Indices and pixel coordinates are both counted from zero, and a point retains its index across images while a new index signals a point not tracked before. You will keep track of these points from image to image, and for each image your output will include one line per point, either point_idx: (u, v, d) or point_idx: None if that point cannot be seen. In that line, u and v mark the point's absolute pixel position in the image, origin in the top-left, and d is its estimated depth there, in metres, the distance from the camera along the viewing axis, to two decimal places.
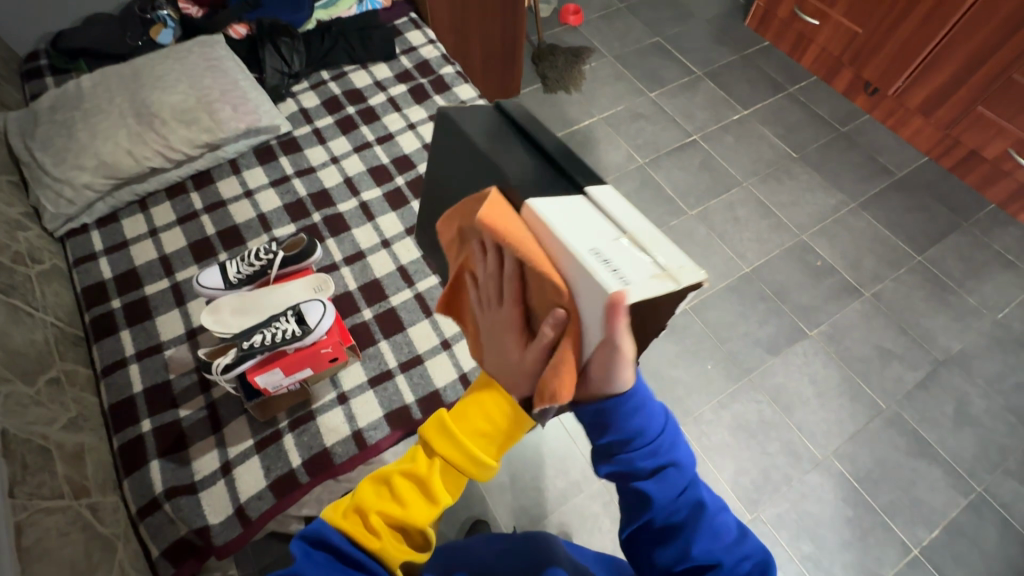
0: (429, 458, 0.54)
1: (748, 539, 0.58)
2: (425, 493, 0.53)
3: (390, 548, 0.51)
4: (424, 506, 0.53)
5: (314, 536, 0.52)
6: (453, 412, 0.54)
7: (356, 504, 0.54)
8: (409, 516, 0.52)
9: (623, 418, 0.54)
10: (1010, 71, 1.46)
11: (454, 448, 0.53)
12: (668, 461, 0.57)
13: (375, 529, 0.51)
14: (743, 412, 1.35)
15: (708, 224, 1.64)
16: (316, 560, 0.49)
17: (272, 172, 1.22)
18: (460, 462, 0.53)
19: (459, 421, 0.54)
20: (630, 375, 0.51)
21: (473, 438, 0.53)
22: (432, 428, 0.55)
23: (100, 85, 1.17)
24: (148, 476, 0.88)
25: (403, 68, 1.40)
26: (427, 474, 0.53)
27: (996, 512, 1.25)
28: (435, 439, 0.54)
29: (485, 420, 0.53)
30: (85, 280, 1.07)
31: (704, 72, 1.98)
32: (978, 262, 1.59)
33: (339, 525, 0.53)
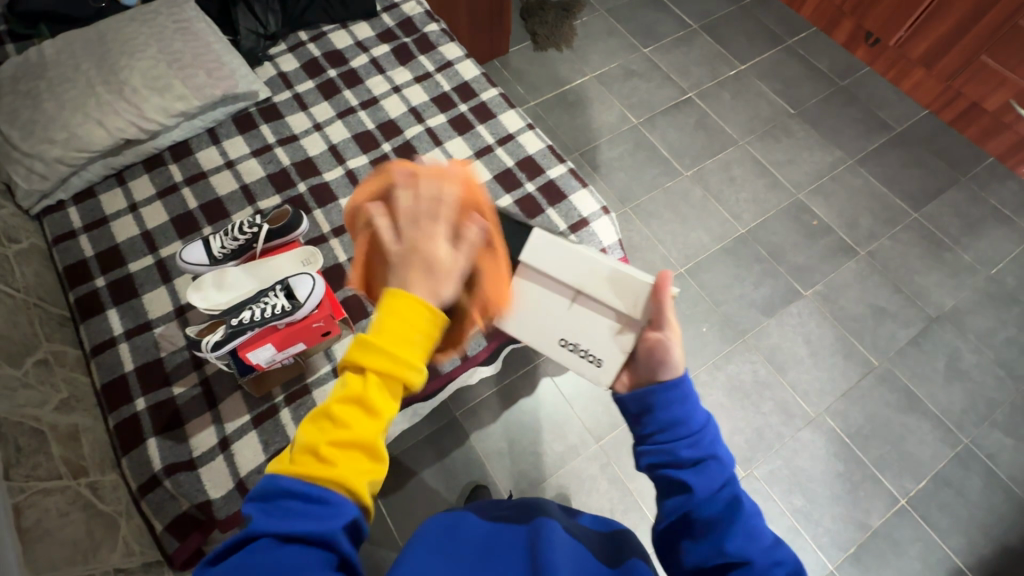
0: (361, 374, 0.51)
1: (785, 551, 0.56)
2: (366, 409, 0.50)
3: (350, 475, 0.48)
4: (372, 419, 0.50)
5: (262, 493, 0.48)
6: (375, 328, 0.51)
7: (300, 449, 0.50)
8: (357, 434, 0.49)
9: (667, 403, 0.61)
10: (1014, 19, 1.41)
11: (384, 357, 0.50)
12: (707, 454, 0.59)
13: (331, 460, 0.48)
14: (737, 373, 1.36)
15: (704, 185, 1.61)
16: (275, 513, 0.47)
17: (253, 141, 1.18)
18: (393, 368, 0.50)
19: (383, 334, 0.50)
20: (678, 361, 0.64)
21: (400, 345, 0.50)
22: (357, 349, 0.51)
23: (63, 51, 1.11)
24: (146, 454, 0.88)
25: (385, 26, 1.33)
26: (364, 391, 0.50)
27: (982, 463, 1.28)
28: (360, 357, 0.50)
29: (410, 324, 0.50)
30: (66, 259, 1.04)
31: (700, 25, 1.90)
32: (975, 218, 1.58)
33: (289, 473, 0.48)
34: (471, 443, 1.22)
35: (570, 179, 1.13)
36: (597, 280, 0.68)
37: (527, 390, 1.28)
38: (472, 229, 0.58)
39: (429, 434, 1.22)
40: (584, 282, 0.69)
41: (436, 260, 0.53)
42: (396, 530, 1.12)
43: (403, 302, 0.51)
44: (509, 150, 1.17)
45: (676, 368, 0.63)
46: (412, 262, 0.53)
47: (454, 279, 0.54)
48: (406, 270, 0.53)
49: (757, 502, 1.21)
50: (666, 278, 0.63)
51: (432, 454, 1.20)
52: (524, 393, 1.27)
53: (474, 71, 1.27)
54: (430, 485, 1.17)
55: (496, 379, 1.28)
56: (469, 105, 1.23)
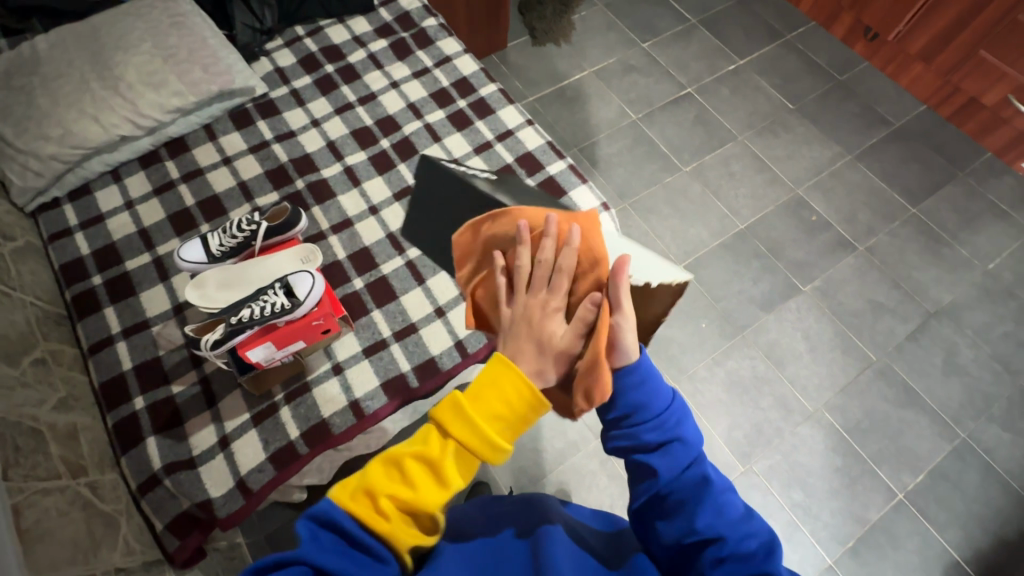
0: (443, 437, 0.49)
1: (755, 520, 0.56)
2: (436, 476, 0.49)
3: (399, 532, 0.48)
4: (437, 485, 0.48)
5: (315, 515, 0.47)
6: (471, 393, 0.50)
7: (360, 483, 0.49)
8: (420, 497, 0.48)
9: (627, 388, 0.58)
10: (1014, 13, 1.41)
11: (471, 431, 0.48)
12: (672, 436, 0.58)
13: (387, 513, 0.47)
14: (736, 369, 1.36)
15: (703, 180, 1.61)
16: (324, 544, 0.46)
17: (249, 137, 1.16)
18: (477, 447, 0.48)
19: (476, 401, 0.49)
20: (634, 344, 0.57)
21: (490, 420, 0.49)
22: (446, 408, 0.50)
23: (57, 46, 1.09)
24: (146, 453, 0.88)
25: (383, 21, 1.32)
26: (441, 458, 0.48)
27: (979, 457, 1.29)
28: (448, 419, 0.49)
29: (505, 401, 0.49)
30: (62, 257, 1.03)
31: (698, 20, 1.89)
32: (972, 213, 1.58)
33: (346, 507, 0.48)
34: None
35: (570, 176, 1.13)
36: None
37: None
38: (587, 307, 0.53)
39: None
40: None
41: (550, 344, 0.52)
42: None
43: (503, 375, 0.50)
44: (508, 146, 1.16)
45: (629, 353, 0.57)
46: (526, 333, 0.52)
47: (561, 361, 0.53)
48: (518, 339, 0.52)
49: (756, 497, 1.22)
50: (620, 262, 0.56)
51: None
52: None
53: (473, 67, 1.27)
54: None
55: None
56: (468, 101, 1.22)
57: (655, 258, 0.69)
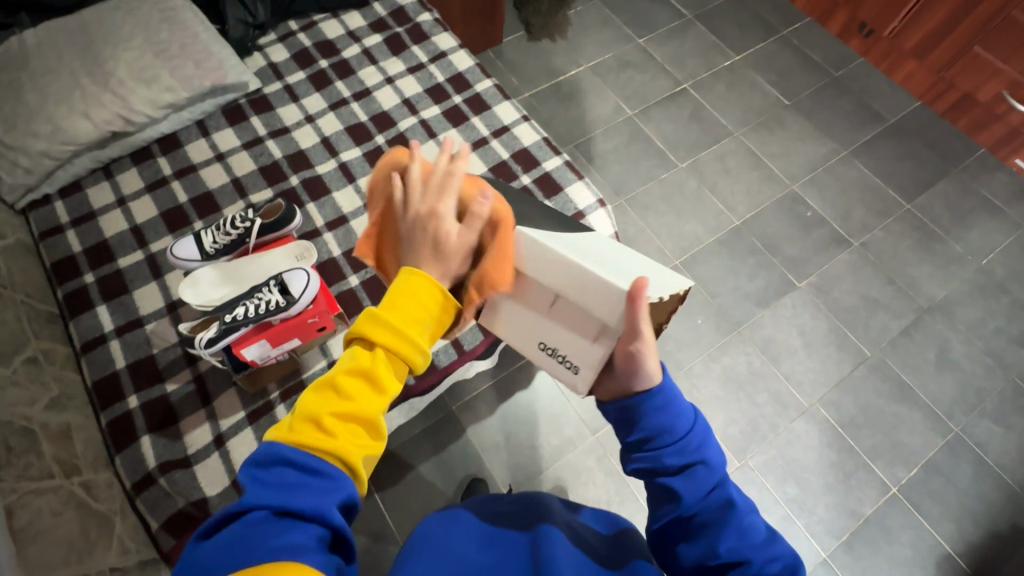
0: (369, 350, 0.51)
1: (779, 543, 0.57)
2: (371, 384, 0.51)
3: (348, 446, 0.49)
4: (374, 393, 0.51)
5: (261, 456, 0.49)
6: (386, 305, 0.52)
7: (299, 415, 0.51)
8: (360, 405, 0.50)
9: (651, 413, 0.58)
10: (1009, 10, 1.41)
11: (393, 335, 0.51)
12: (695, 459, 0.58)
13: (331, 429, 0.49)
14: (732, 364, 1.37)
15: (698, 176, 1.61)
16: (272, 482, 0.47)
17: (243, 133, 1.15)
18: (401, 348, 0.51)
19: (393, 310, 0.51)
20: (656, 367, 0.59)
21: (409, 323, 0.51)
22: (365, 322, 0.52)
23: (46, 41, 1.08)
24: (140, 452, 0.87)
25: (377, 16, 1.31)
26: (372, 366, 0.51)
27: (971, 451, 1.30)
28: (370, 332, 0.51)
29: (422, 306, 0.52)
30: (53, 255, 1.02)
31: (694, 15, 1.89)
32: (965, 209, 1.59)
33: (289, 439, 0.49)
34: (467, 436, 1.22)
35: (566, 172, 1.13)
36: (573, 287, 0.59)
37: (524, 383, 1.28)
38: (481, 204, 0.52)
39: (425, 428, 1.22)
40: (563, 287, 0.60)
41: (448, 245, 0.52)
42: (394, 524, 1.12)
43: (417, 283, 0.52)
44: (504, 142, 1.16)
45: (653, 377, 0.59)
46: (426, 237, 0.53)
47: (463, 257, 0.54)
48: (419, 248, 0.53)
49: (752, 492, 1.23)
50: (639, 286, 0.53)
51: (428, 448, 1.20)
52: (520, 385, 1.27)
53: (468, 62, 1.26)
54: (428, 479, 1.17)
55: (492, 373, 1.28)
56: (463, 97, 1.21)
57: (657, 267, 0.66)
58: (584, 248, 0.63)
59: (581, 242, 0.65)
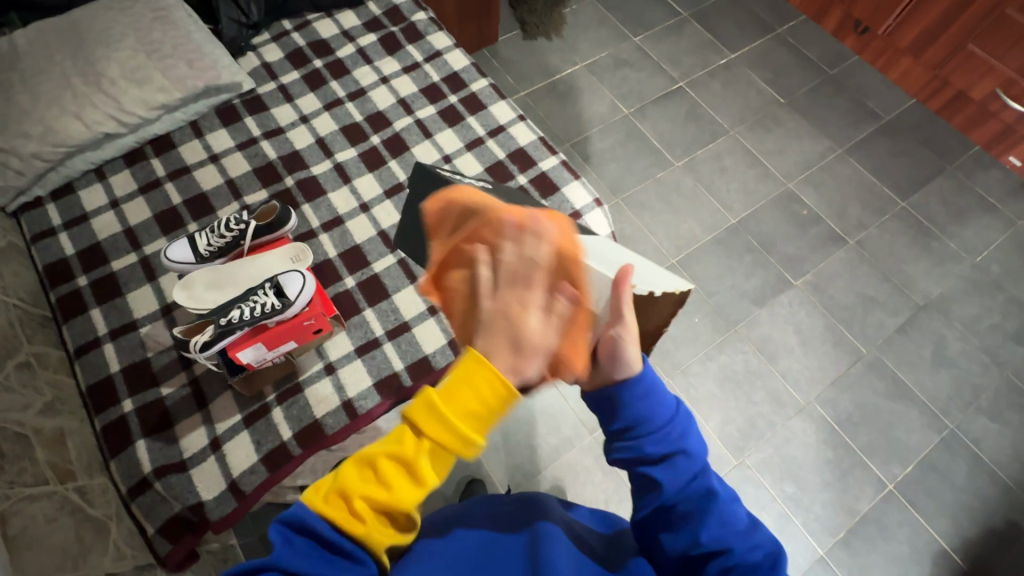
0: (417, 438, 0.46)
1: (762, 531, 0.56)
2: (412, 476, 0.47)
3: (375, 533, 0.47)
4: (412, 485, 0.46)
5: (288, 517, 0.47)
6: (444, 391, 0.45)
7: (334, 484, 0.48)
8: (396, 499, 0.46)
9: (631, 402, 0.59)
10: (1002, 7, 1.42)
11: (444, 431, 0.45)
12: (676, 449, 0.58)
13: (361, 515, 0.46)
14: (729, 363, 1.37)
15: (695, 175, 1.61)
16: (298, 548, 0.46)
17: (237, 134, 1.15)
18: (450, 447, 0.45)
19: (450, 403, 0.45)
20: (636, 356, 0.58)
21: (467, 420, 0.45)
22: (418, 407, 0.46)
23: (36, 41, 1.06)
24: (135, 457, 0.86)
25: (371, 15, 1.30)
26: (414, 460, 0.46)
27: (966, 448, 1.31)
28: (421, 421, 0.46)
29: (479, 400, 0.44)
30: (46, 257, 1.01)
31: (690, 14, 1.89)
32: (960, 206, 1.60)
33: (318, 509, 0.47)
34: None
35: (562, 171, 1.12)
36: None
37: None
38: (563, 301, 0.50)
39: None
40: None
41: (527, 335, 0.46)
42: None
43: (479, 373, 0.44)
44: (500, 141, 1.15)
45: (632, 366, 0.59)
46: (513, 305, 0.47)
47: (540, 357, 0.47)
48: (495, 332, 0.46)
49: (749, 491, 1.23)
50: (624, 273, 0.56)
51: None
52: None
53: (464, 61, 1.25)
54: None
55: None
56: (459, 96, 1.21)
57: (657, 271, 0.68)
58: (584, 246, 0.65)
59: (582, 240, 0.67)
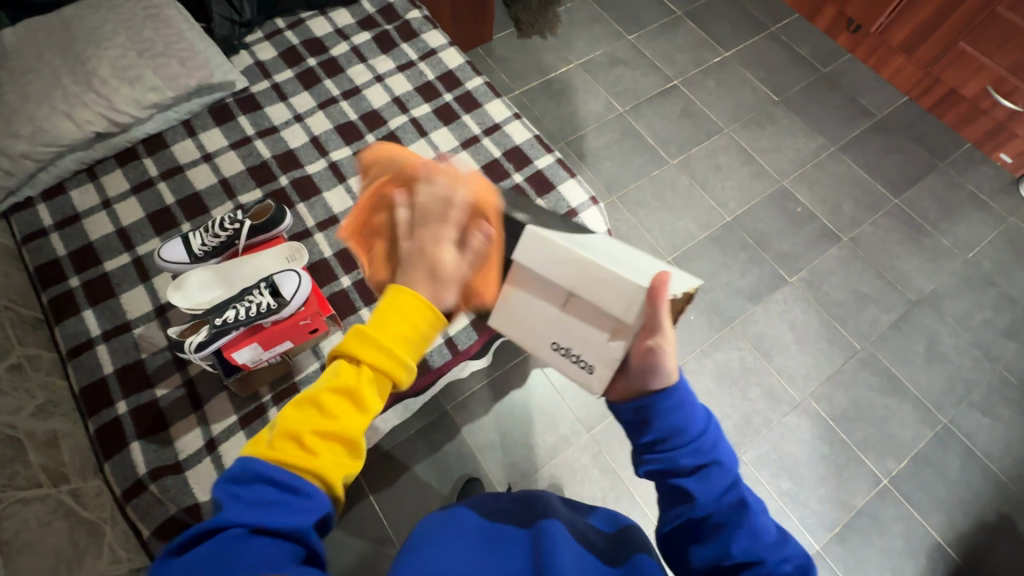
0: (355, 366, 0.54)
1: (790, 543, 0.57)
2: (355, 403, 0.53)
3: (329, 465, 0.50)
4: (356, 411, 0.53)
5: (235, 473, 0.48)
6: (374, 320, 0.54)
7: (278, 432, 0.51)
8: (342, 424, 0.51)
9: (666, 412, 0.59)
10: (992, 5, 1.42)
11: (380, 352, 0.53)
12: (708, 460, 0.58)
13: (313, 447, 0.50)
14: (725, 360, 1.37)
15: (690, 173, 1.62)
16: (248, 500, 0.47)
17: (230, 133, 1.14)
18: (386, 365, 0.53)
19: (382, 327, 0.54)
20: (672, 365, 0.59)
21: (398, 342, 0.54)
22: (352, 339, 0.54)
23: (25, 39, 1.05)
24: (129, 459, 0.85)
25: (365, 13, 1.30)
26: (356, 384, 0.52)
27: (960, 443, 1.32)
28: (357, 349, 0.54)
29: (410, 322, 0.54)
30: (37, 258, 1.00)
31: (684, 12, 1.89)
32: (952, 203, 1.61)
33: (268, 455, 0.49)
34: (463, 436, 1.22)
35: (558, 169, 1.12)
36: (584, 283, 0.58)
37: (518, 382, 1.27)
38: (480, 238, 0.61)
39: (420, 428, 1.21)
40: (574, 283, 0.58)
41: (442, 267, 0.57)
42: (390, 524, 1.11)
43: (405, 299, 0.54)
44: (496, 140, 1.15)
45: (669, 376, 0.59)
46: (444, 236, 0.59)
47: (454, 287, 0.58)
48: (414, 267, 0.58)
49: None
50: (661, 280, 0.55)
51: (423, 449, 1.19)
52: (515, 384, 1.27)
53: (458, 60, 1.25)
54: (424, 479, 1.16)
55: (487, 372, 1.27)
56: (454, 95, 1.20)
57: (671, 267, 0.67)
58: (596, 247, 0.63)
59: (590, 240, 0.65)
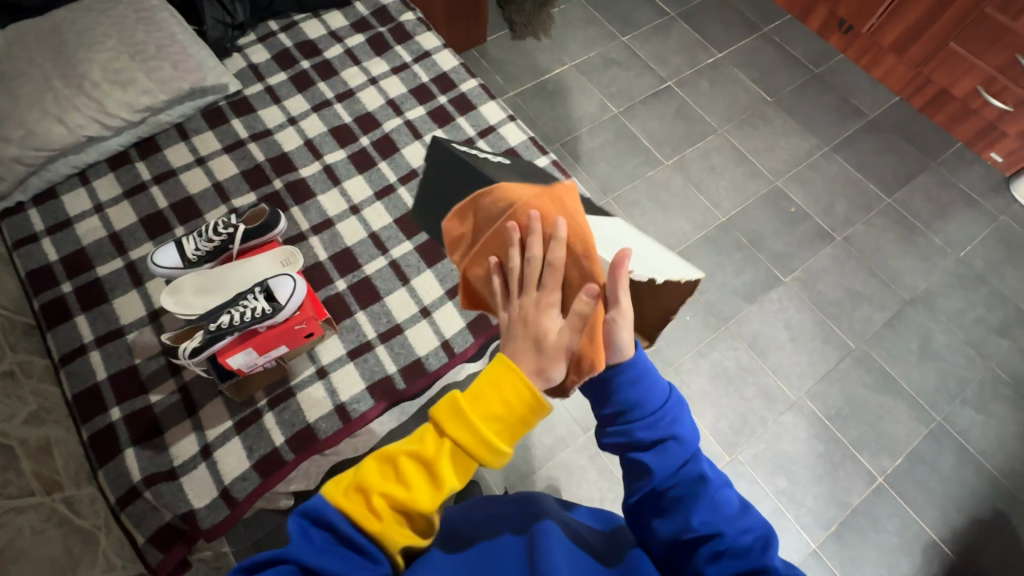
0: (439, 436, 0.49)
1: (752, 516, 0.56)
2: (430, 475, 0.48)
3: (391, 532, 0.47)
4: (429, 484, 0.48)
5: (310, 509, 0.49)
6: (471, 396, 0.48)
7: (353, 478, 0.50)
8: (412, 495, 0.47)
9: (624, 385, 0.59)
10: (982, 6, 1.44)
11: (468, 433, 0.47)
12: (667, 434, 0.58)
13: (379, 511, 0.47)
14: (721, 360, 1.38)
15: (684, 173, 1.62)
16: (315, 542, 0.47)
17: (224, 137, 1.13)
18: (472, 447, 0.47)
19: (475, 405, 0.48)
20: (628, 342, 0.57)
21: (489, 424, 0.48)
22: (445, 409, 0.49)
23: (15, 42, 1.04)
24: (123, 466, 0.85)
25: (359, 15, 1.29)
26: (434, 456, 0.48)
27: (953, 439, 1.33)
28: (445, 420, 0.48)
29: (504, 402, 0.48)
30: (28, 264, 0.99)
31: (677, 13, 1.90)
32: (944, 202, 1.62)
33: (338, 503, 0.48)
34: None
35: (553, 171, 1.12)
36: None
37: None
38: (582, 296, 0.49)
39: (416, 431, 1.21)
40: None
41: (546, 339, 0.49)
42: None
43: (506, 375, 0.48)
44: (490, 142, 1.15)
45: (623, 352, 0.57)
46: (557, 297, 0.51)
47: (562, 357, 0.49)
48: (517, 346, 0.50)
49: (742, 486, 1.24)
50: (620, 254, 0.52)
51: None
52: None
53: (453, 62, 1.25)
54: None
55: None
56: (448, 97, 1.20)
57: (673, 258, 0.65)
58: (587, 227, 0.60)
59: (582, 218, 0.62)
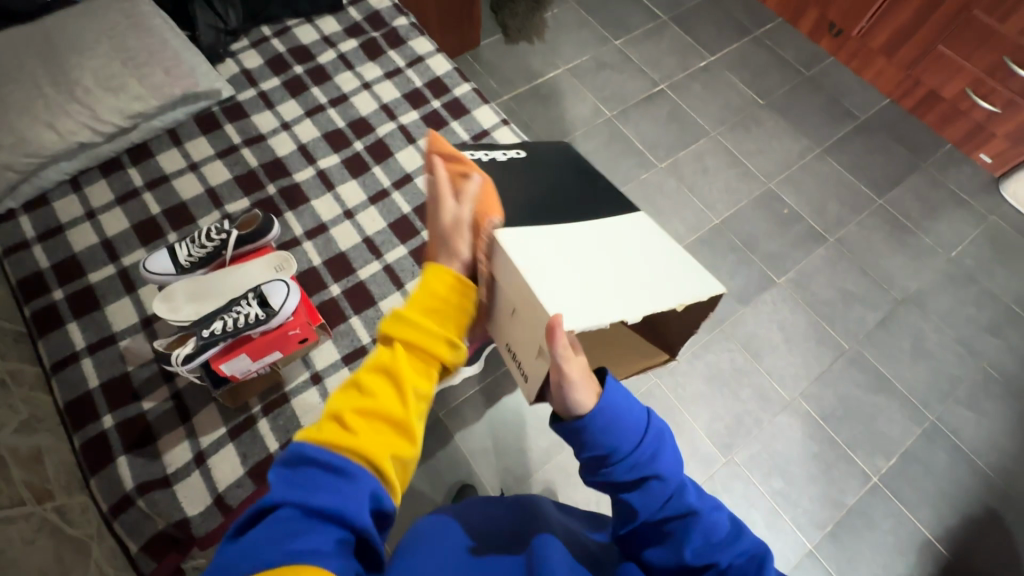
0: (394, 347, 0.56)
1: (745, 536, 0.56)
2: (395, 382, 0.54)
3: (370, 443, 0.51)
4: (396, 391, 0.54)
5: (287, 458, 0.50)
6: (410, 304, 0.57)
7: (325, 417, 0.53)
8: (382, 402, 0.53)
9: (595, 435, 0.55)
10: (969, 9, 1.46)
11: (417, 331, 0.56)
12: (647, 475, 0.56)
13: (354, 426, 0.51)
14: (716, 361, 1.38)
15: (678, 176, 1.63)
16: (296, 485, 0.48)
17: (216, 142, 1.13)
18: (426, 343, 0.56)
19: (416, 309, 0.57)
20: (584, 396, 0.56)
21: (431, 319, 0.56)
22: (393, 324, 0.57)
23: (5, 49, 1.04)
24: (116, 474, 0.84)
25: (352, 21, 1.29)
26: (395, 361, 0.55)
27: (947, 438, 1.34)
28: (395, 330, 0.56)
29: (437, 296, 0.57)
30: (19, 271, 0.98)
31: (669, 17, 1.91)
32: (934, 202, 1.64)
33: (314, 438, 0.51)
34: (455, 443, 1.21)
35: None
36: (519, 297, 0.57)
37: (510, 388, 1.27)
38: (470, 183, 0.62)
39: None
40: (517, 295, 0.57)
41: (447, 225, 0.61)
42: None
43: (429, 274, 0.58)
44: None
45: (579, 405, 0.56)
46: (444, 190, 0.62)
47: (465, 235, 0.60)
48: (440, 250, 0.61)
49: (737, 487, 1.25)
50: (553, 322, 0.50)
51: None
52: (507, 389, 1.27)
53: (446, 66, 1.25)
54: (416, 487, 1.15)
55: (479, 377, 1.27)
56: (442, 102, 1.20)
57: (694, 266, 0.62)
58: (571, 257, 0.58)
59: (576, 242, 0.60)
